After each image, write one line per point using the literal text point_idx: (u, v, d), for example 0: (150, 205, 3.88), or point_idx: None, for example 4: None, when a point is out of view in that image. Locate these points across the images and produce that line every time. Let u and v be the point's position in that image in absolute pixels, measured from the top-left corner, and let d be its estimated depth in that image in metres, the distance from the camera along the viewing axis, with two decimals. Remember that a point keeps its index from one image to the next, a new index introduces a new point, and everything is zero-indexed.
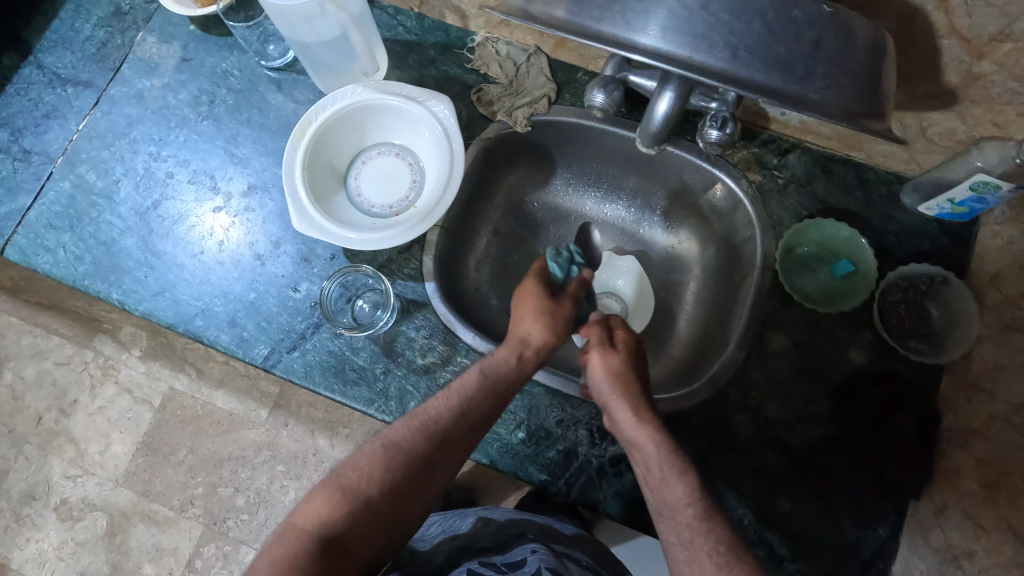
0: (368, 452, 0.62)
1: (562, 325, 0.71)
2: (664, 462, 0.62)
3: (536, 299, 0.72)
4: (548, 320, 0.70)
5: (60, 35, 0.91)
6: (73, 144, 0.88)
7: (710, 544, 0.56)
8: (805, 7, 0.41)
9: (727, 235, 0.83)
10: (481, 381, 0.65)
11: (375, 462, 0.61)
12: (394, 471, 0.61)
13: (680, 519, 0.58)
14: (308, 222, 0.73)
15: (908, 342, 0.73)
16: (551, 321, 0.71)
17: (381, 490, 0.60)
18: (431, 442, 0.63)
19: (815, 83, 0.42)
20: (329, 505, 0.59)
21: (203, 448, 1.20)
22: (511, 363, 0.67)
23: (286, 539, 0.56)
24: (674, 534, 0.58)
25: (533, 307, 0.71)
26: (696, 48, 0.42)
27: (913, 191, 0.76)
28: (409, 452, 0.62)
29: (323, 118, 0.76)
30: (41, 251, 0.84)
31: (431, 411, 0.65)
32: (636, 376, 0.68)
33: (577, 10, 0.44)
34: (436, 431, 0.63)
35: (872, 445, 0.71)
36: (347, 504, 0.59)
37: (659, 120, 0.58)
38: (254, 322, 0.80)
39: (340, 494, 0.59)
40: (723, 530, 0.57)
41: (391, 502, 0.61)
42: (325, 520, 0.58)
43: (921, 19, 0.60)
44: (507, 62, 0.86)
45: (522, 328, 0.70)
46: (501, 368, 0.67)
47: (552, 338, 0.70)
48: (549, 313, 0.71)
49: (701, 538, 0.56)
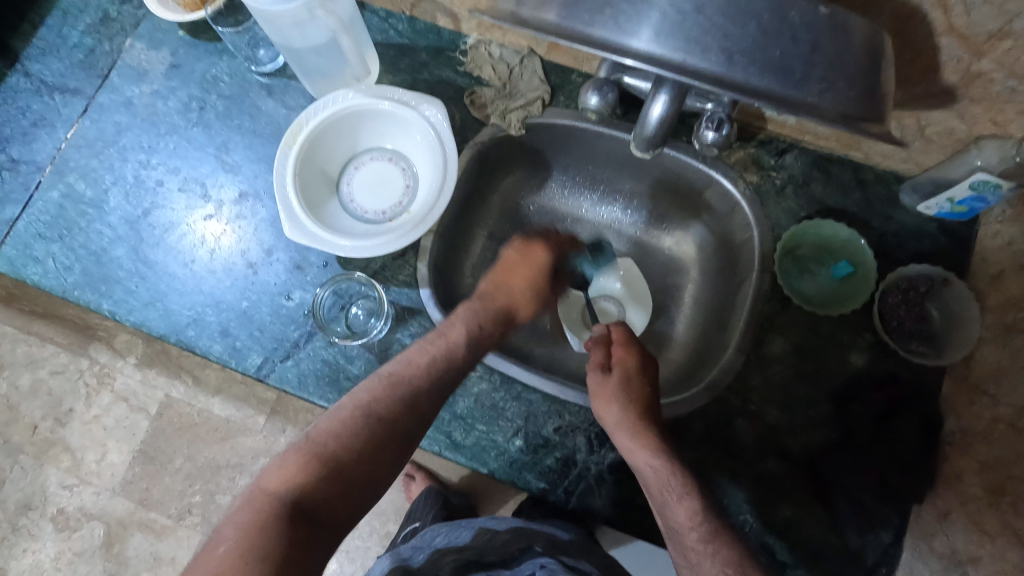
0: (339, 413, 0.60)
1: (540, 279, 0.75)
2: (665, 481, 0.61)
3: (517, 262, 0.74)
4: (530, 280, 0.74)
5: (48, 42, 0.90)
6: (62, 153, 0.86)
7: (717, 563, 0.56)
8: (801, 9, 0.40)
9: (725, 237, 0.82)
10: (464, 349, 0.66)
11: (352, 422, 0.59)
12: (367, 432, 0.59)
13: (686, 540, 0.58)
14: (300, 230, 0.72)
15: (910, 344, 0.72)
16: (530, 279, 0.74)
17: (354, 452, 0.58)
18: (406, 401, 0.62)
19: (812, 87, 0.41)
20: (300, 469, 0.55)
21: (200, 455, 1.19)
22: (483, 334, 0.69)
23: (255, 503, 0.52)
24: (681, 555, 0.59)
25: (518, 268, 0.74)
26: (691, 52, 0.41)
27: (914, 190, 0.75)
28: (385, 412, 0.60)
29: (314, 124, 0.75)
30: (30, 262, 0.83)
31: (403, 368, 0.64)
32: (632, 400, 0.66)
33: (567, 14, 0.43)
34: (410, 392, 0.62)
35: (874, 449, 0.70)
36: (321, 466, 0.56)
37: (653, 124, 0.57)
38: (246, 331, 0.79)
39: (315, 457, 0.56)
40: (727, 550, 0.57)
41: (364, 463, 0.58)
42: (297, 484, 0.54)
43: (919, 19, 0.58)
44: (501, 64, 0.85)
45: (506, 288, 0.73)
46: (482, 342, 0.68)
47: (531, 293, 0.74)
48: (527, 271, 0.74)
49: (707, 559, 0.56)
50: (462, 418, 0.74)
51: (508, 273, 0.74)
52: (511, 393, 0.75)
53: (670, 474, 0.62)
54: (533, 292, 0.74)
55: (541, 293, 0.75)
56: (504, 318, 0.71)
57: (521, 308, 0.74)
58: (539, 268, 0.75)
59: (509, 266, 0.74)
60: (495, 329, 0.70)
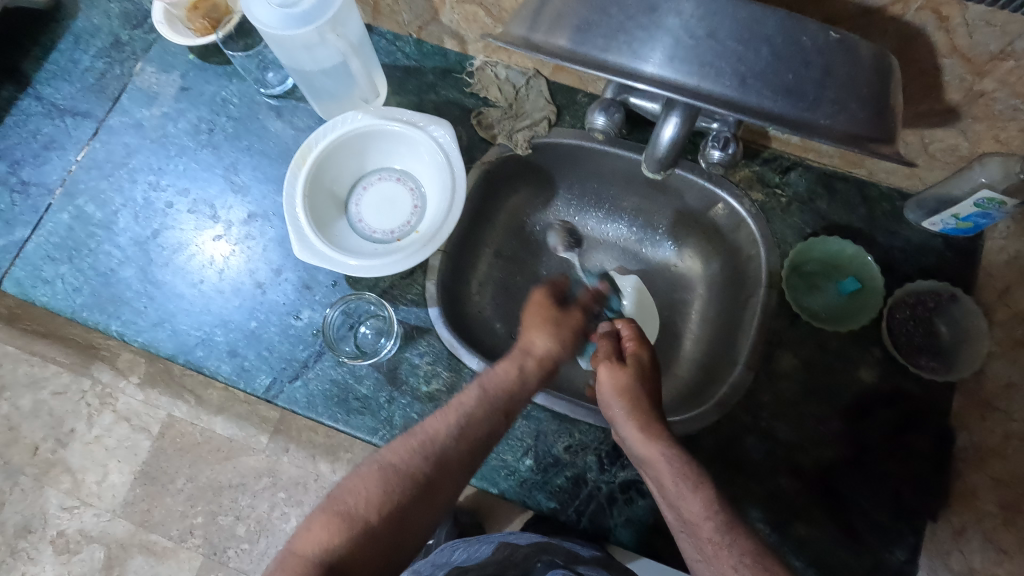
0: (369, 472, 0.60)
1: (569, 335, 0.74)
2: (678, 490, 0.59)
3: (545, 311, 0.75)
4: (552, 333, 0.72)
5: (59, 66, 0.91)
6: (72, 175, 0.87)
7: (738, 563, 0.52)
8: (812, 33, 0.41)
9: (731, 255, 0.83)
10: (481, 399, 0.65)
11: (388, 479, 0.60)
12: (396, 495, 0.59)
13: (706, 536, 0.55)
14: (308, 250, 0.72)
15: (918, 359, 0.72)
16: (556, 332, 0.73)
17: (383, 517, 0.58)
18: (434, 462, 0.61)
19: (824, 109, 0.41)
20: (330, 531, 0.56)
21: (202, 476, 1.18)
22: (512, 377, 0.68)
23: (287, 568, 0.53)
24: (697, 551, 0.55)
25: (538, 317, 0.74)
26: (705, 76, 0.41)
27: (918, 207, 0.76)
28: (412, 473, 0.60)
29: (323, 145, 0.76)
30: (39, 283, 0.83)
31: (432, 429, 0.63)
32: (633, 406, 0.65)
33: (581, 40, 0.44)
34: (438, 450, 0.62)
35: (886, 465, 0.70)
36: (348, 528, 0.56)
37: (664, 145, 0.57)
38: (255, 351, 0.79)
39: (341, 519, 0.57)
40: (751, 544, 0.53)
41: (395, 528, 0.58)
42: (326, 547, 0.54)
43: (922, 39, 0.58)
44: (507, 85, 0.86)
45: (534, 344, 0.72)
46: (501, 382, 0.67)
47: (558, 343, 0.72)
48: (556, 323, 0.74)
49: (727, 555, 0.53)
50: None
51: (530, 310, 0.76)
52: (520, 412, 0.75)
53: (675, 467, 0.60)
54: (556, 342, 0.72)
55: (565, 339, 0.73)
56: (522, 356, 0.70)
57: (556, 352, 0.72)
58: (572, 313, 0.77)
59: (530, 320, 0.75)
60: (537, 377, 0.69)
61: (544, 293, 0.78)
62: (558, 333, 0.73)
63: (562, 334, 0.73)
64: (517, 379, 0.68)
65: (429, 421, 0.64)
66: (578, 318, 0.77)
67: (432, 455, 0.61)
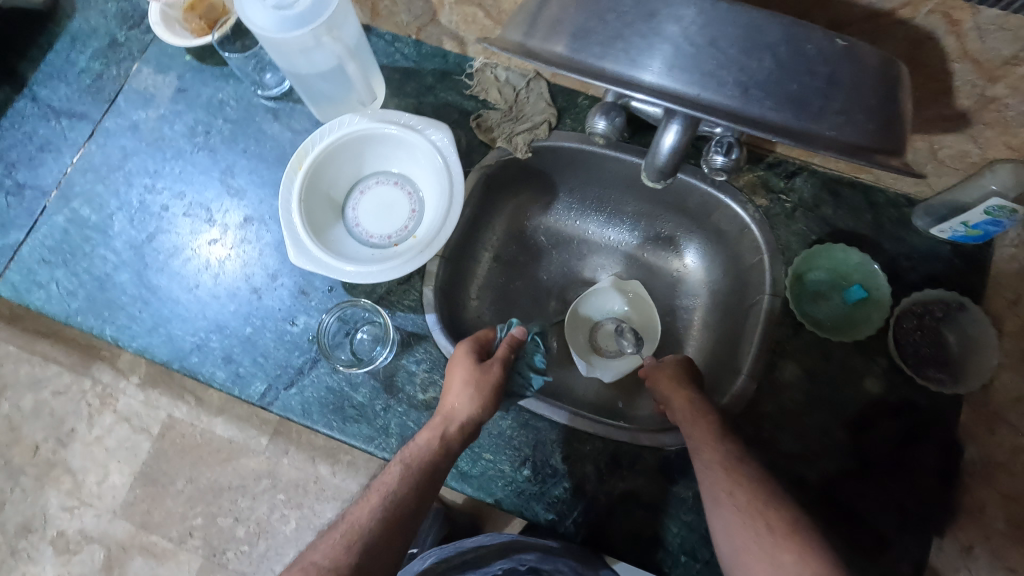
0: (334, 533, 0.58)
1: (491, 390, 0.68)
2: (720, 489, 0.60)
3: (464, 367, 0.69)
4: (473, 392, 0.67)
5: (55, 67, 0.90)
6: (68, 178, 0.86)
7: (770, 565, 0.54)
8: (817, 41, 0.39)
9: (734, 260, 0.82)
10: (404, 475, 0.62)
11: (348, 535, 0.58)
12: None
13: (734, 523, 0.58)
14: (304, 255, 0.71)
15: (926, 371, 0.71)
16: (476, 395, 0.67)
17: None
18: (358, 549, 0.56)
19: (829, 120, 0.39)
20: None
21: (202, 477, 1.21)
22: (434, 449, 0.64)
23: None
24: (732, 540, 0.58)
25: (461, 377, 0.68)
26: (705, 86, 0.40)
27: (926, 214, 0.74)
28: (335, 566, 0.55)
29: (319, 149, 0.75)
30: (33, 287, 0.82)
31: (353, 516, 0.60)
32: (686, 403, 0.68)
33: (578, 48, 0.42)
34: (361, 536, 0.57)
35: (892, 478, 0.68)
36: None
37: (665, 153, 0.54)
38: (250, 357, 0.78)
39: None
40: (786, 549, 0.54)
41: None
42: None
43: (932, 43, 0.56)
44: (507, 87, 0.85)
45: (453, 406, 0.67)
46: (423, 455, 0.64)
47: (480, 409, 0.67)
48: (474, 382, 0.68)
49: (760, 562, 0.55)
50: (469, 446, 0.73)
51: (451, 373, 0.70)
52: (518, 421, 0.74)
53: (710, 458, 0.62)
54: (478, 402, 0.67)
55: (485, 399, 0.67)
56: (445, 424, 0.66)
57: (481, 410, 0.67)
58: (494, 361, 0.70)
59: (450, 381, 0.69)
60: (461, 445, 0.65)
61: (469, 345, 0.72)
62: (478, 394, 0.67)
63: (483, 394, 0.67)
64: (441, 449, 0.64)
65: (352, 512, 0.60)
66: (498, 373, 0.69)
67: (357, 543, 0.57)
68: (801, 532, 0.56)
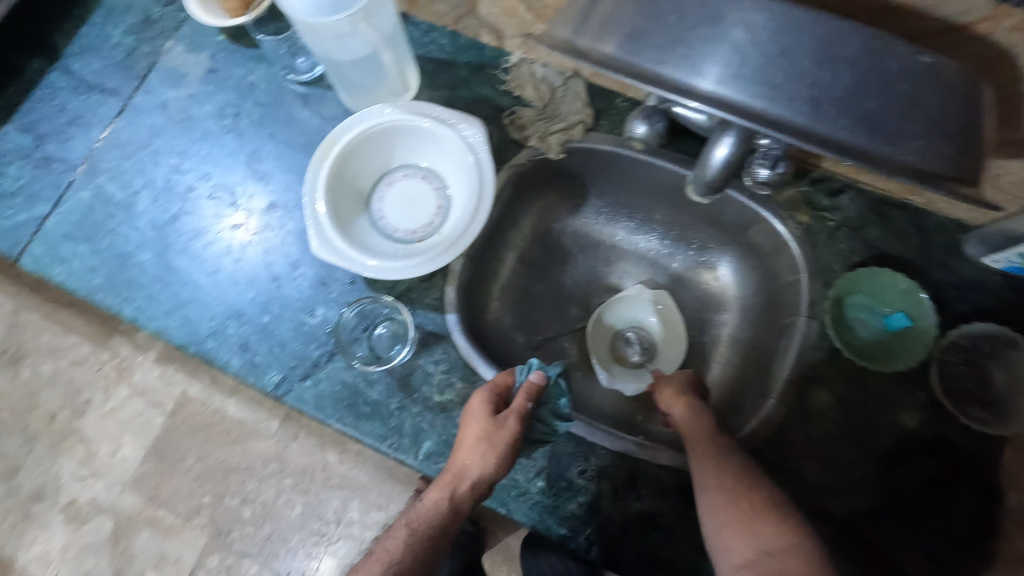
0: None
1: (504, 448, 0.65)
2: (709, 474, 0.60)
3: (478, 422, 0.66)
4: (487, 449, 0.64)
5: (89, 41, 0.89)
6: (95, 153, 0.86)
7: (751, 542, 0.56)
8: (899, 58, 0.36)
9: (769, 277, 0.79)
10: (407, 541, 0.63)
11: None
12: None
13: (719, 502, 0.59)
14: (327, 247, 0.70)
15: (968, 409, 0.67)
16: (490, 452, 0.64)
17: None
18: None
19: (906, 144, 0.36)
20: None
21: (211, 457, 1.19)
22: (441, 512, 0.64)
23: None
24: (714, 522, 0.59)
25: (473, 433, 0.65)
26: (773, 99, 0.37)
27: (980, 242, 0.70)
28: None
29: (348, 139, 0.73)
30: (56, 261, 0.82)
31: None
32: (690, 417, 0.65)
33: (634, 50, 0.40)
34: None
35: (925, 518, 0.65)
36: None
37: (716, 167, 0.52)
38: (267, 347, 0.76)
39: None
40: (766, 529, 0.56)
41: None
42: None
43: (1010, 62, 0.51)
44: (543, 84, 0.82)
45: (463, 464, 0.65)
46: (427, 520, 0.64)
47: (493, 468, 0.64)
48: (487, 438, 0.65)
49: (743, 540, 0.56)
50: None
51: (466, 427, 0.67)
52: None
53: (701, 448, 0.62)
54: (493, 461, 0.64)
55: (501, 459, 0.65)
56: (456, 482, 0.64)
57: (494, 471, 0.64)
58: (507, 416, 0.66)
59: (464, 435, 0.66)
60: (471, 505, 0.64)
61: (485, 393, 0.68)
62: (492, 452, 0.64)
63: (498, 452, 0.64)
64: (449, 511, 0.64)
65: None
66: (513, 428, 0.65)
67: None
68: (785, 515, 0.57)
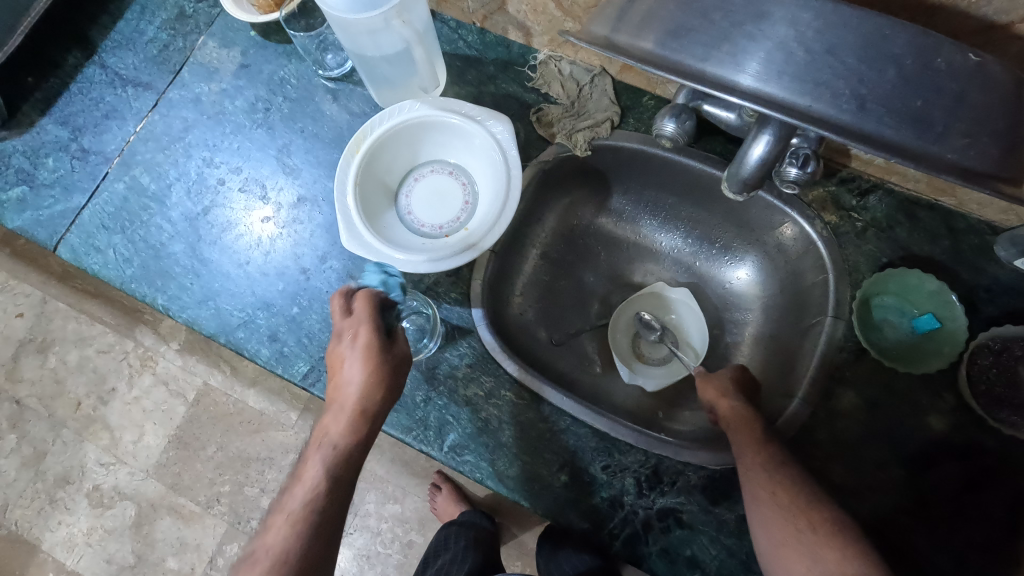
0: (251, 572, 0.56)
1: (375, 355, 0.64)
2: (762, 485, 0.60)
3: (342, 345, 0.66)
4: (359, 360, 0.64)
5: (125, 36, 0.91)
6: (130, 146, 0.88)
7: (811, 564, 0.55)
8: (948, 56, 0.36)
9: (795, 277, 0.79)
10: (312, 482, 0.61)
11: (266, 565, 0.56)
12: None
13: (773, 518, 0.58)
14: (356, 240, 0.71)
15: (1000, 413, 0.66)
16: (359, 366, 0.64)
17: None
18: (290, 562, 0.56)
19: (952, 142, 0.36)
20: None
21: (232, 446, 1.25)
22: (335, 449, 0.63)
23: None
24: (766, 538, 0.58)
25: (340, 359, 0.66)
26: (818, 97, 0.37)
27: (1011, 244, 0.69)
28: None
29: (378, 133, 0.74)
30: (91, 251, 0.84)
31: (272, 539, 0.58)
32: (735, 415, 0.66)
33: (676, 48, 0.40)
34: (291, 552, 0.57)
35: (954, 523, 0.64)
36: None
37: (752, 165, 0.51)
38: (295, 338, 0.78)
39: None
40: (829, 550, 0.55)
41: None
42: None
43: None
44: (570, 82, 0.82)
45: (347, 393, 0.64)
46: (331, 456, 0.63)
47: (364, 379, 0.64)
48: (364, 353, 0.64)
49: (800, 560, 0.55)
50: (506, 447, 0.72)
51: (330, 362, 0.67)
52: (559, 425, 0.72)
53: (750, 457, 0.61)
54: (368, 365, 0.64)
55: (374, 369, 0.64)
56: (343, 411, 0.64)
57: (358, 417, 0.64)
58: (352, 345, 0.65)
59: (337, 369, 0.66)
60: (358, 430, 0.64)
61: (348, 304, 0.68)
62: (359, 367, 0.64)
63: (370, 361, 0.64)
64: (342, 442, 0.63)
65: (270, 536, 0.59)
66: (386, 337, 0.65)
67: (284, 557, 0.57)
68: (849, 540, 0.55)
